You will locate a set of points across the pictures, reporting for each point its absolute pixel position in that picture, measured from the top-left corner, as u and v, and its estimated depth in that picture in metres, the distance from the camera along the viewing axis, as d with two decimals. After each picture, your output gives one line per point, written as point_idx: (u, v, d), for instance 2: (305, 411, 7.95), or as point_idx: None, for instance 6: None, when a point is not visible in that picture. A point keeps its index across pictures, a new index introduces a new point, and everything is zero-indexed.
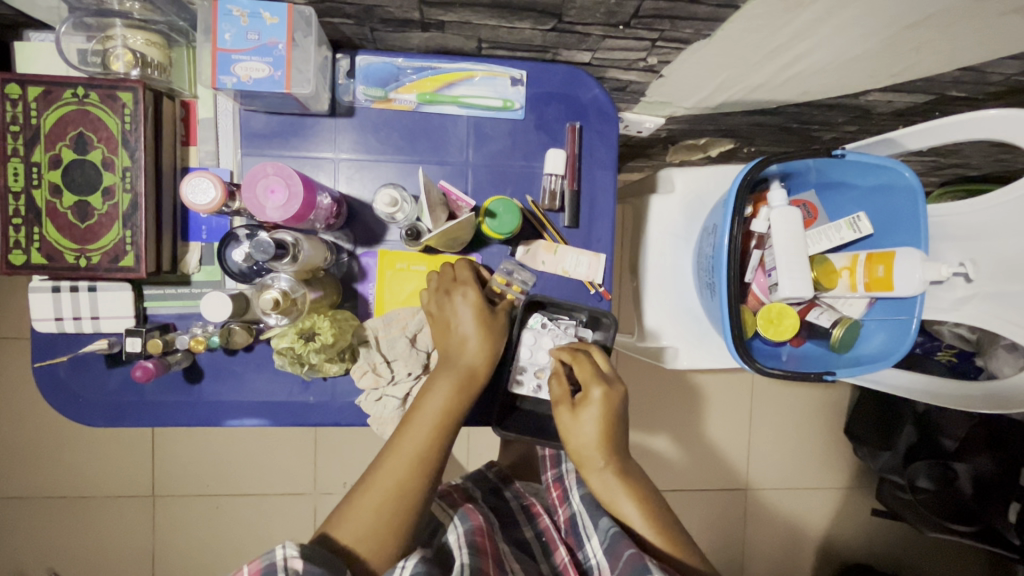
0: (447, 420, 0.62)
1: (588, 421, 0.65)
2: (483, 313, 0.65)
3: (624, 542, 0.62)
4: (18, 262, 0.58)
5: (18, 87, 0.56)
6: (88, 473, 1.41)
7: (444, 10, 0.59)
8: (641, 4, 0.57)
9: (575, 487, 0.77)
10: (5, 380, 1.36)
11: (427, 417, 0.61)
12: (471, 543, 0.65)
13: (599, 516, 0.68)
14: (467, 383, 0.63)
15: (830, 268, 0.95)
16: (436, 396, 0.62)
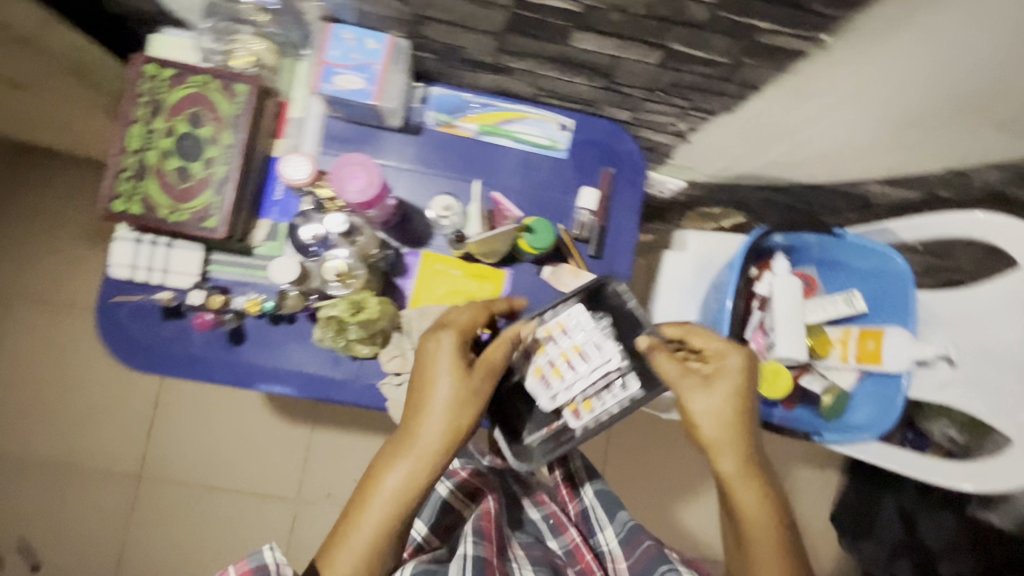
0: (408, 491, 0.63)
1: (719, 396, 0.67)
2: (448, 378, 0.64)
3: (642, 534, 0.73)
4: (118, 210, 0.66)
5: (156, 68, 0.67)
6: (84, 444, 1.44)
7: (515, 58, 0.70)
8: (678, 77, 0.68)
9: (585, 485, 0.83)
10: (37, 338, 1.44)
11: (387, 489, 0.62)
12: (477, 529, 0.70)
13: (614, 509, 0.79)
14: (425, 455, 0.63)
15: (824, 339, 1.04)
16: (391, 473, 0.63)
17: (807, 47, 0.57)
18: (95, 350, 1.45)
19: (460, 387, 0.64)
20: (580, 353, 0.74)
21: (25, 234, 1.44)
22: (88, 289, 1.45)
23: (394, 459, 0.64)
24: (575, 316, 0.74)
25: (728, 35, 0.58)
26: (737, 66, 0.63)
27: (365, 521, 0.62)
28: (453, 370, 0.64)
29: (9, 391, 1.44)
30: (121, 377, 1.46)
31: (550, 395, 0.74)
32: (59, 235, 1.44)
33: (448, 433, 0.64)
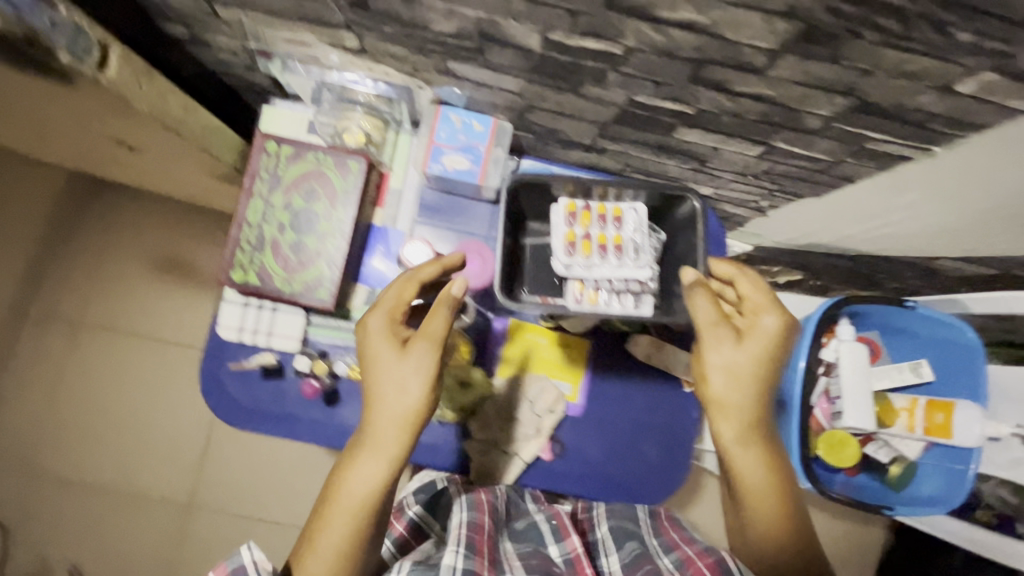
0: (373, 484, 0.63)
1: (745, 354, 0.67)
2: (388, 358, 0.64)
3: (645, 560, 0.65)
4: (237, 279, 0.70)
5: (275, 145, 0.71)
6: (137, 470, 1.46)
7: (612, 142, 0.73)
8: (774, 166, 0.70)
9: (601, 519, 0.76)
10: (99, 364, 1.47)
11: (352, 486, 0.62)
12: (467, 539, 0.61)
13: (626, 538, 0.70)
14: (383, 444, 0.64)
15: (888, 407, 1.01)
16: (355, 469, 0.63)
17: (914, 154, 0.59)
18: (157, 378, 1.47)
19: (401, 362, 0.64)
20: (616, 245, 0.73)
21: (96, 262, 1.47)
22: (153, 319, 1.47)
23: (357, 457, 0.64)
24: (637, 216, 0.73)
25: (835, 140, 0.60)
26: (836, 163, 0.65)
27: (333, 520, 0.62)
28: (390, 346, 0.65)
29: (68, 414, 1.46)
30: (179, 409, 1.48)
31: (566, 261, 0.72)
32: (132, 265, 1.47)
33: (399, 422, 0.64)
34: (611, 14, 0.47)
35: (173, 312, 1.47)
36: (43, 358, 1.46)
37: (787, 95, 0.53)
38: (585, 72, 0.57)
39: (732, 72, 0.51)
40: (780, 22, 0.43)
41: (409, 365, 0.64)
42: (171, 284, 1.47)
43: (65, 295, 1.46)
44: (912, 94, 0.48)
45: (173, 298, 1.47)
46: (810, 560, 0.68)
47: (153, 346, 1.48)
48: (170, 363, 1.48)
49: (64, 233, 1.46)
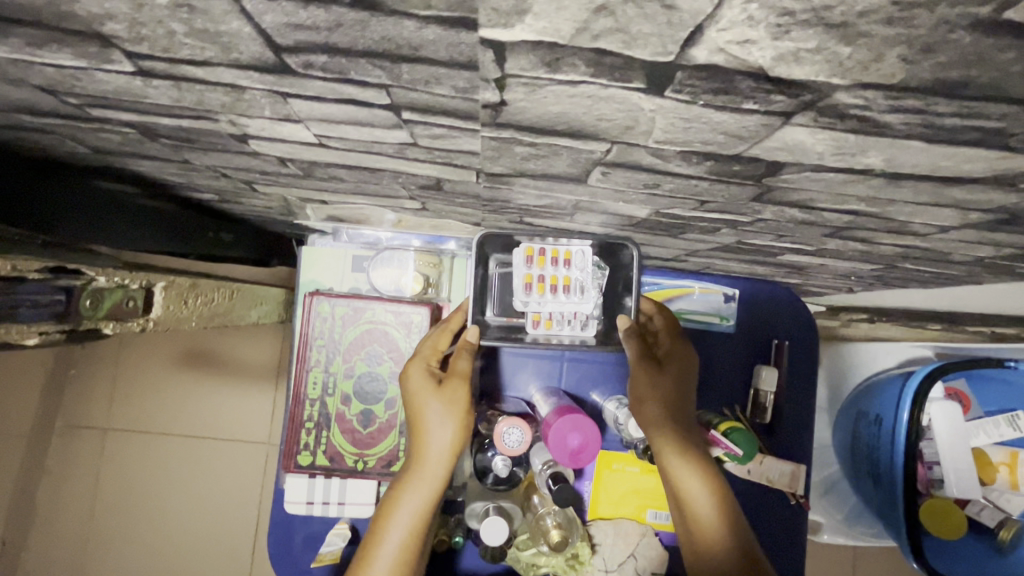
0: (417, 530, 0.54)
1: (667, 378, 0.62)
2: (430, 390, 0.56)
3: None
4: (304, 462, 0.63)
5: (328, 306, 0.64)
6: None
7: (699, 257, 0.66)
8: (889, 274, 0.62)
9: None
10: (137, 492, 1.12)
11: (394, 531, 0.53)
12: None
13: None
14: (429, 485, 0.54)
15: (985, 460, 0.96)
16: (404, 502, 0.54)
17: None
18: (215, 494, 1.13)
19: (447, 390, 0.56)
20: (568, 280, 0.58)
21: (116, 365, 1.14)
22: (194, 419, 1.14)
23: (405, 487, 0.55)
24: (587, 252, 0.58)
25: (979, 267, 0.52)
26: (968, 276, 0.57)
27: (382, 553, 0.52)
28: (425, 375, 0.57)
29: (103, 561, 1.11)
30: (242, 524, 1.13)
31: (520, 298, 0.58)
32: (162, 362, 1.15)
33: (446, 463, 0.55)
34: (753, 203, 0.39)
35: (222, 407, 1.15)
36: (66, 497, 1.12)
37: (943, 246, 0.45)
38: (693, 227, 0.49)
39: (884, 233, 0.43)
40: (976, 214, 0.35)
41: (451, 400, 0.55)
42: (216, 374, 1.15)
43: (88, 408, 1.14)
44: None
45: (225, 393, 1.15)
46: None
47: (202, 450, 1.14)
48: (225, 468, 1.14)
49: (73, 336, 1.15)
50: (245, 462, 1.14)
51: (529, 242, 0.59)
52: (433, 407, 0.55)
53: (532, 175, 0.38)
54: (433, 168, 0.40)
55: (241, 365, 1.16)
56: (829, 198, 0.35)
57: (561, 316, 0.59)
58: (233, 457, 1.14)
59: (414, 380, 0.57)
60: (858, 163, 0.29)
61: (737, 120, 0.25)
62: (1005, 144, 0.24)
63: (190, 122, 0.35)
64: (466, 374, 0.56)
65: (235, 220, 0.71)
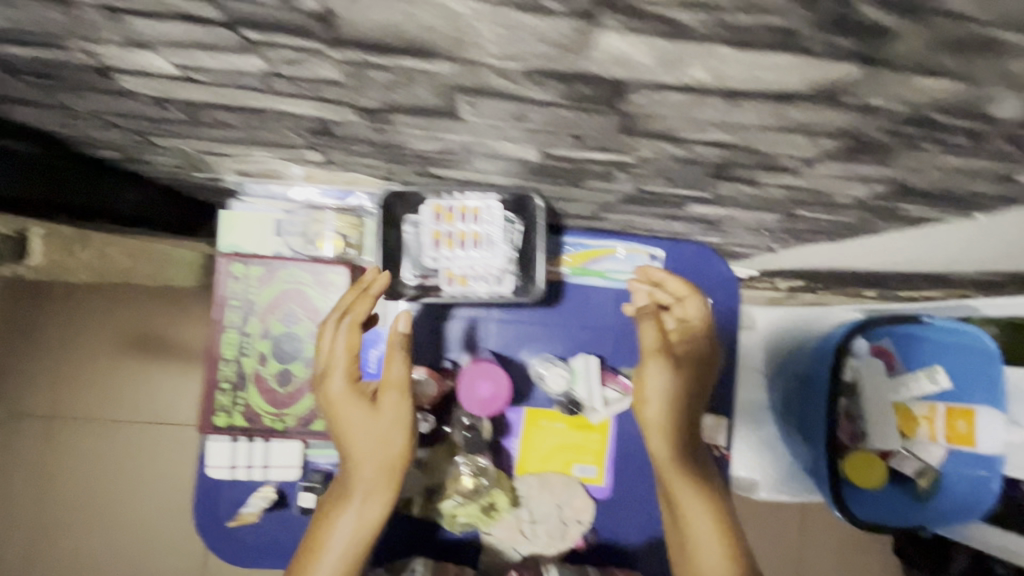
0: (359, 543, 0.55)
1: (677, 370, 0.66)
2: (364, 405, 0.56)
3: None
4: (220, 423, 0.62)
5: (243, 267, 0.63)
6: None
7: (616, 214, 0.67)
8: (793, 225, 0.65)
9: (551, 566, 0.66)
10: (59, 488, 1.01)
11: (333, 552, 0.54)
12: None
13: None
14: (367, 503, 0.55)
15: (909, 415, 1.03)
16: (341, 519, 0.55)
17: (953, 218, 0.54)
18: (144, 487, 1.02)
19: (381, 404, 0.56)
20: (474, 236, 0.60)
21: (32, 347, 1.02)
22: (118, 404, 1.02)
23: (344, 503, 0.55)
24: (494, 207, 0.59)
25: (866, 210, 0.54)
26: (861, 223, 0.60)
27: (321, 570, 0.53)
28: (355, 392, 0.57)
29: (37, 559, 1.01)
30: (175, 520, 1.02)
31: (430, 256, 0.60)
32: (84, 344, 1.02)
33: (387, 475, 0.56)
34: (624, 137, 0.40)
35: (150, 392, 1.02)
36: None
37: (819, 185, 0.47)
38: (588, 173, 0.51)
39: (761, 170, 0.45)
40: (826, 140, 0.37)
41: (386, 414, 0.56)
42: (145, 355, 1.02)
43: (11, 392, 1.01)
44: (964, 183, 0.43)
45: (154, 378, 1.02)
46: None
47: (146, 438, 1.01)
48: (151, 459, 1.02)
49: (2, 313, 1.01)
50: (177, 453, 1.02)
51: (436, 200, 0.60)
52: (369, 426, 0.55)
53: (405, 109, 0.38)
54: (310, 106, 0.40)
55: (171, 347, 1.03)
56: (687, 126, 0.37)
57: (473, 273, 0.61)
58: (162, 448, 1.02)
59: (343, 393, 0.56)
60: (687, 77, 0.30)
61: (549, 24, 0.26)
62: (798, 45, 0.26)
63: (45, 51, 0.34)
64: (403, 390, 0.56)
65: (138, 180, 0.67)
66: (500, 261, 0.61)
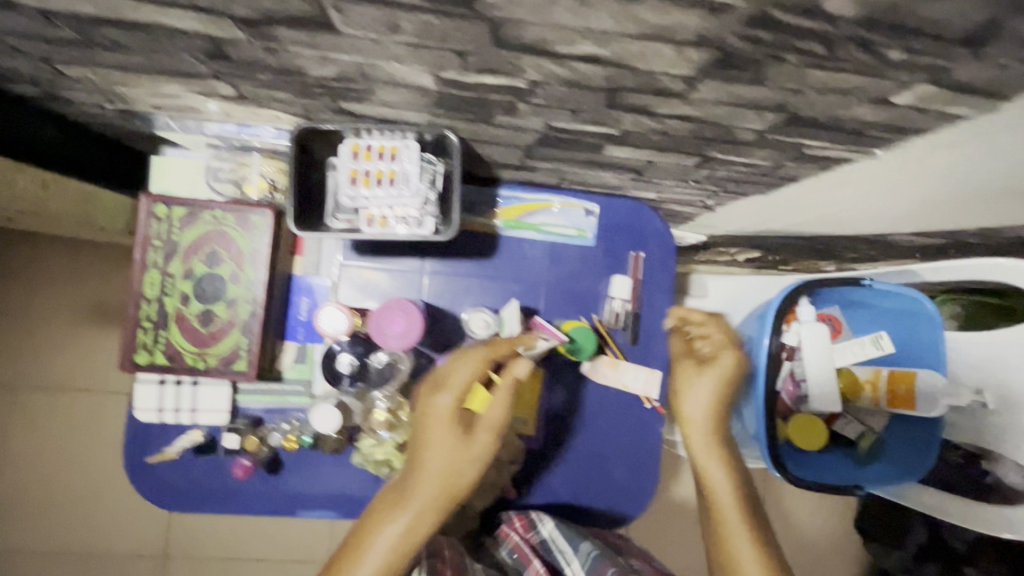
0: (399, 549, 0.56)
1: (709, 380, 0.67)
2: (449, 430, 0.59)
3: (606, 561, 0.61)
4: (142, 362, 0.63)
5: (165, 208, 0.63)
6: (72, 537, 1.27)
7: (542, 161, 0.67)
8: (714, 172, 0.66)
9: (546, 517, 0.74)
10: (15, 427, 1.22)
11: (375, 553, 0.55)
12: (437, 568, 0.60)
13: (577, 539, 0.68)
14: (423, 512, 0.57)
15: (854, 380, 1.03)
16: (386, 526, 0.56)
17: (857, 156, 0.55)
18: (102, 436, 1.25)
19: (467, 434, 0.60)
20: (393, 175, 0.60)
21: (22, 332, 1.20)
22: (70, 367, 1.22)
23: (396, 509, 0.57)
24: (411, 147, 0.60)
25: (774, 148, 0.55)
26: (777, 167, 0.61)
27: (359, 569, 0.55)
28: (450, 425, 0.59)
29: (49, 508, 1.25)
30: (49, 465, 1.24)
31: (348, 193, 0.60)
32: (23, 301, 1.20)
33: (448, 495, 0.58)
34: (501, 52, 0.40)
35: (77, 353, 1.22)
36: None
37: (713, 115, 0.48)
38: (492, 104, 0.51)
39: (650, 96, 0.46)
40: (691, 51, 0.37)
41: (471, 445, 0.59)
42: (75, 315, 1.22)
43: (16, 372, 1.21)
44: (846, 107, 0.44)
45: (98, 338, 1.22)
46: None
47: (71, 399, 1.22)
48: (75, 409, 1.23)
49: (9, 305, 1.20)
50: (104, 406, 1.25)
51: (354, 138, 0.60)
52: (448, 451, 0.58)
53: (281, 19, 0.39)
54: (191, 20, 0.41)
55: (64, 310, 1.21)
56: (554, 35, 0.37)
57: (393, 214, 0.62)
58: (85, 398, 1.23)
59: (437, 414, 0.59)
60: None
61: None
62: None
63: None
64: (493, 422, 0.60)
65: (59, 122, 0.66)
66: (416, 202, 0.62)
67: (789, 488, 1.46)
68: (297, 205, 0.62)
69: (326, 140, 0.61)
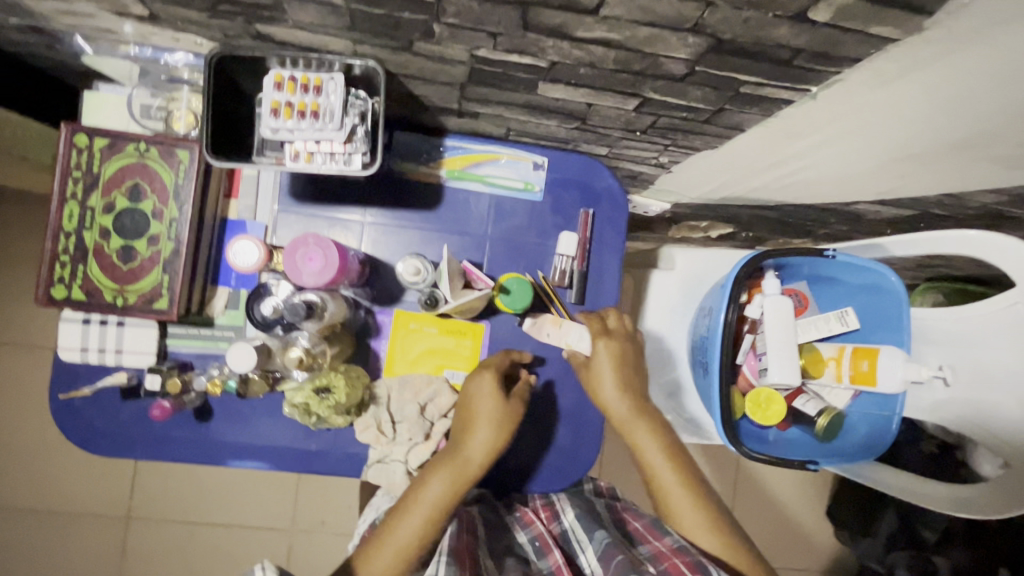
0: (442, 508, 0.63)
1: (603, 370, 0.72)
2: (495, 406, 0.68)
3: (617, 549, 0.60)
4: (59, 296, 0.61)
5: (87, 138, 0.61)
6: (37, 489, 1.29)
7: (481, 104, 0.65)
8: (658, 120, 0.63)
9: (567, 508, 0.74)
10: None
11: (423, 507, 0.63)
12: (453, 549, 0.58)
13: (594, 529, 0.67)
14: (467, 473, 0.65)
15: (818, 357, 0.98)
16: (432, 486, 0.64)
17: (795, 97, 0.53)
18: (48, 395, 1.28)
19: (508, 413, 0.68)
20: (317, 109, 0.58)
21: None
22: (23, 326, 1.26)
23: (439, 471, 0.65)
24: (337, 79, 0.57)
25: (708, 84, 0.52)
26: (719, 112, 0.59)
27: (406, 523, 0.62)
28: (495, 401, 0.68)
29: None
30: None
31: (268, 124, 0.57)
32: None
33: (483, 461, 0.66)
34: None
35: (29, 313, 1.26)
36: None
37: (635, 39, 0.46)
38: (406, 26, 0.49)
39: (565, 14, 0.44)
40: None
41: (508, 418, 0.68)
42: (30, 276, 1.25)
43: None
44: (768, 27, 0.42)
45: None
46: (726, 546, 0.63)
47: (24, 358, 1.26)
48: (26, 367, 1.27)
49: None
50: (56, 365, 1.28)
51: (278, 69, 0.57)
52: (486, 423, 0.67)
53: None
54: None
55: (23, 273, 1.25)
56: None
57: (319, 149, 0.60)
58: (40, 358, 1.27)
59: (482, 388, 0.68)
60: None
61: None
62: None
63: None
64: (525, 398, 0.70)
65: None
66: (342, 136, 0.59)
67: (760, 470, 1.45)
68: (212, 139, 0.58)
69: (250, 70, 0.58)
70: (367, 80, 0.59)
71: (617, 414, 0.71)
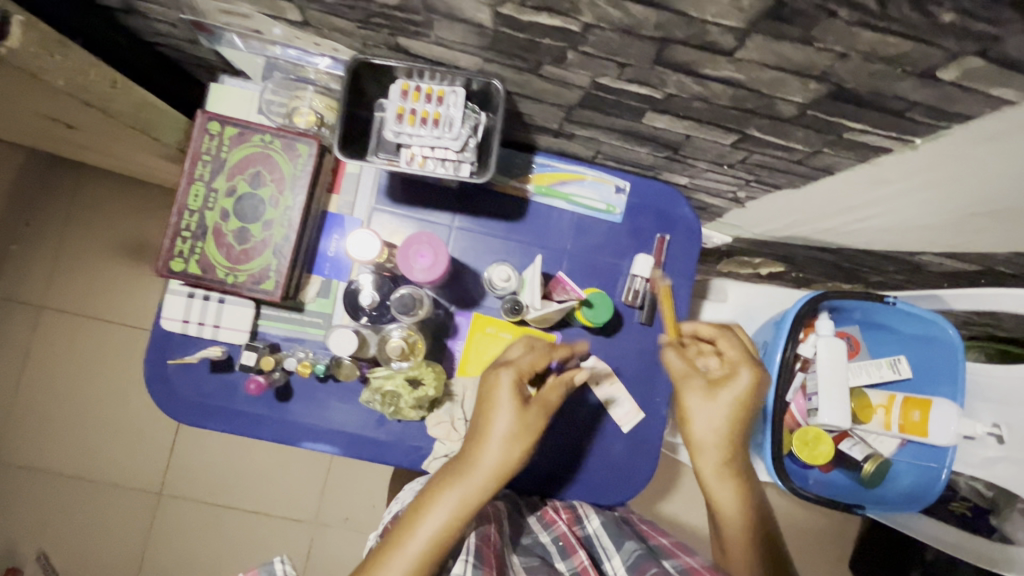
0: (451, 524, 0.60)
1: (722, 403, 0.68)
2: (510, 414, 0.63)
3: (648, 562, 0.63)
4: (176, 269, 0.65)
5: (219, 126, 0.66)
6: (79, 454, 1.33)
7: (581, 128, 0.69)
8: (749, 155, 0.67)
9: (591, 514, 0.74)
10: (34, 348, 1.30)
11: (432, 519, 0.60)
12: (477, 550, 0.61)
13: (622, 539, 0.69)
14: (478, 489, 0.61)
15: (866, 403, 0.98)
16: (441, 498, 0.61)
17: (895, 145, 0.56)
18: (99, 364, 1.33)
19: (521, 424, 0.63)
20: (439, 117, 0.61)
21: (53, 258, 1.30)
22: (87, 297, 1.32)
23: (450, 485, 0.62)
24: (459, 92, 0.61)
25: (813, 126, 0.56)
26: (814, 153, 0.62)
27: (414, 538, 0.59)
28: (510, 410, 0.63)
29: (47, 424, 1.31)
30: (56, 384, 1.31)
31: (392, 129, 0.61)
32: (62, 228, 1.30)
33: (495, 476, 0.62)
34: None
35: (96, 286, 1.32)
36: (15, 336, 1.30)
37: (758, 80, 0.49)
38: (543, 50, 0.53)
39: (698, 53, 0.47)
40: None
41: (527, 426, 0.63)
42: (104, 251, 1.32)
43: (35, 288, 1.30)
44: (891, 80, 0.45)
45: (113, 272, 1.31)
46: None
47: (86, 325, 1.32)
48: (86, 335, 1.32)
49: (39, 229, 1.30)
50: (113, 337, 1.33)
51: (405, 80, 0.61)
52: (501, 435, 0.62)
53: None
54: None
55: (97, 245, 1.31)
56: None
57: (433, 155, 0.64)
58: (100, 329, 1.32)
59: (500, 393, 0.64)
60: None
61: None
62: None
63: None
64: (548, 405, 0.64)
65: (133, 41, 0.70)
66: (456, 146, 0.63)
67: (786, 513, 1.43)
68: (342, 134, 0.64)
69: (380, 78, 0.62)
70: (486, 98, 0.64)
71: (710, 454, 0.71)
